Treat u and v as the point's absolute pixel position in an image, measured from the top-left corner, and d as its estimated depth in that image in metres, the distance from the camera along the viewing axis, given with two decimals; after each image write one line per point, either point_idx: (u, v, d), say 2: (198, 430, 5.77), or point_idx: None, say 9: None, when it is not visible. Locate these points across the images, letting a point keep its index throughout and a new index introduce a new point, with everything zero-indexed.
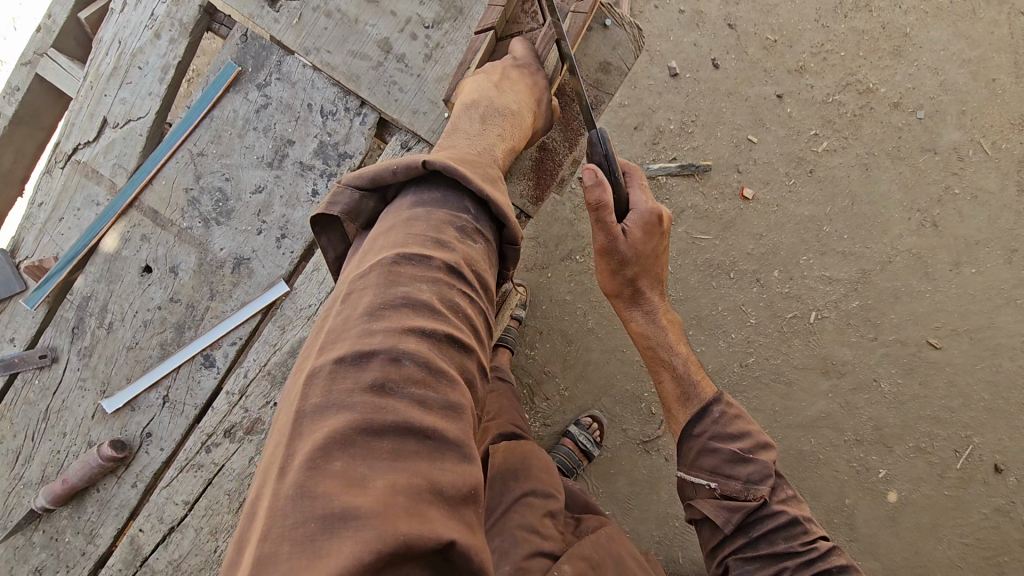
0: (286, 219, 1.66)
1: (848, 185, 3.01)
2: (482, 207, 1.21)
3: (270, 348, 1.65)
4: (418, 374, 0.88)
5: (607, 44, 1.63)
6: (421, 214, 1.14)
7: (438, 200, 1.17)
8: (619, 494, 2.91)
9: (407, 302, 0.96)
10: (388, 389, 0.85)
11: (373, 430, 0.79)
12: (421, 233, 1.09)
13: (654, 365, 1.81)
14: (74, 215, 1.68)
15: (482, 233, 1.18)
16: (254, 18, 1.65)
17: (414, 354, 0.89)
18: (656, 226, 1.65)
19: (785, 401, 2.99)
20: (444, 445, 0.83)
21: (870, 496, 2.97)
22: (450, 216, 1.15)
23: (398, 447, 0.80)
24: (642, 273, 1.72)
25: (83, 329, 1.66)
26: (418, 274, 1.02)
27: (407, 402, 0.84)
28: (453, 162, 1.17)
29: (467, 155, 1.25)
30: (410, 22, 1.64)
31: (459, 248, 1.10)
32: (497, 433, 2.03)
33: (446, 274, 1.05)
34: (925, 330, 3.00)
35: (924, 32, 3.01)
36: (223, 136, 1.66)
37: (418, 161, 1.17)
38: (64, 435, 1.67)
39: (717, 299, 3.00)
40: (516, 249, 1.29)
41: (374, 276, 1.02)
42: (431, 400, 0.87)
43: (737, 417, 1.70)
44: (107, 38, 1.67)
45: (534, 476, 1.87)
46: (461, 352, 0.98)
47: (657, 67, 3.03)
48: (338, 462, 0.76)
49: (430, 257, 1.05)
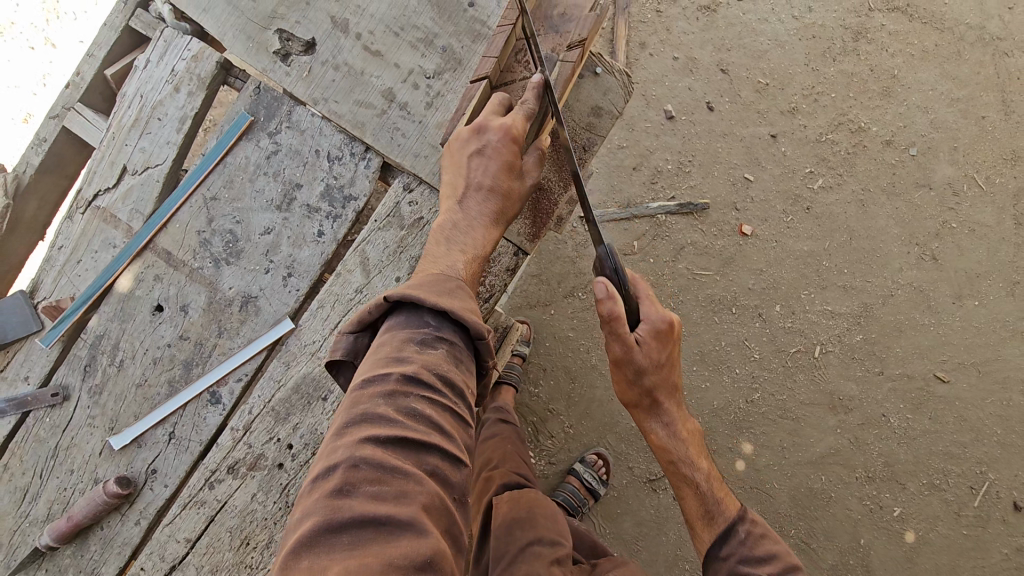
0: (293, 258, 1.73)
1: (846, 220, 3.07)
2: (443, 317, 1.30)
3: (275, 384, 1.70)
4: (374, 473, 1.02)
5: (598, 90, 1.72)
6: (388, 337, 1.27)
7: (401, 323, 1.30)
8: (627, 535, 2.86)
9: (367, 417, 1.11)
10: (346, 492, 1.00)
11: (333, 528, 0.94)
12: (383, 355, 1.22)
13: (675, 479, 1.78)
14: (91, 257, 1.75)
15: (444, 339, 1.28)
16: (267, 72, 1.78)
17: (370, 458, 1.03)
18: (668, 334, 1.66)
19: (793, 438, 2.96)
20: (398, 528, 0.96)
21: (886, 536, 2.90)
22: (410, 334, 1.26)
23: (357, 539, 0.94)
24: (657, 383, 1.68)
25: (95, 367, 1.71)
26: (376, 390, 1.15)
27: (363, 500, 0.99)
28: (409, 289, 1.30)
29: (430, 277, 1.37)
30: (412, 73, 1.75)
31: (418, 357, 1.21)
32: (500, 484, 2.05)
33: (403, 383, 1.16)
34: (932, 364, 3.00)
35: (911, 74, 3.13)
36: (235, 182, 1.75)
37: (381, 295, 1.31)
38: (71, 472, 1.69)
39: (719, 334, 3.02)
40: (487, 341, 1.34)
41: (345, 400, 1.18)
42: (386, 494, 1.00)
43: (762, 537, 1.71)
44: (130, 92, 1.78)
45: (541, 525, 1.86)
46: (420, 448, 1.10)
47: (653, 110, 3.15)
48: (306, 560, 0.91)
49: (388, 373, 1.17)
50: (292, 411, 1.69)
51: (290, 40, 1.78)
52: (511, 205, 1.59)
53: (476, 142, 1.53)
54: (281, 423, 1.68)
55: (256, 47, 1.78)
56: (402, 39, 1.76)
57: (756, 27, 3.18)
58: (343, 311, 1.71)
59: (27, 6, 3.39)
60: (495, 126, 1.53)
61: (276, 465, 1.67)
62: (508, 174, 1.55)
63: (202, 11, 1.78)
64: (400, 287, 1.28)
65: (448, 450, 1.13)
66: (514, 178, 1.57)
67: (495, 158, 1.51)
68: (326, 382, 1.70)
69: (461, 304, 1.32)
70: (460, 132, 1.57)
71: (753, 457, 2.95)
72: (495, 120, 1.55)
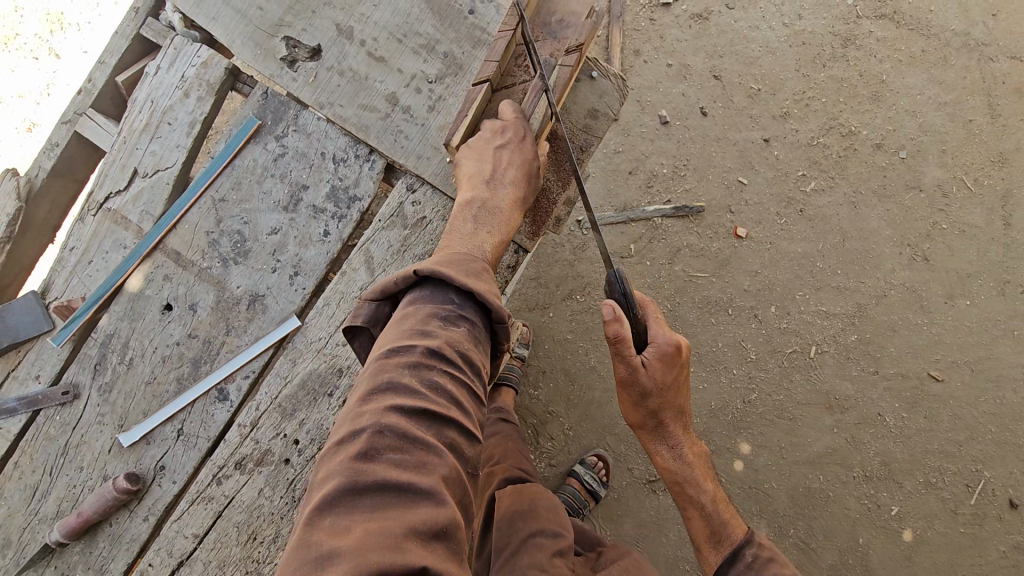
0: (299, 258, 1.77)
1: (838, 222, 3.13)
2: (467, 297, 1.36)
3: (282, 380, 1.73)
4: (397, 442, 1.07)
5: (594, 93, 1.78)
6: (413, 311, 1.32)
7: (426, 298, 1.34)
8: (627, 536, 2.89)
9: (392, 386, 1.16)
10: (370, 456, 1.05)
11: (356, 490, 1.00)
12: (409, 328, 1.27)
13: (683, 501, 1.87)
14: (101, 258, 1.79)
15: (466, 318, 1.33)
16: (274, 78, 1.83)
17: (394, 427, 1.08)
18: (676, 357, 1.69)
19: (791, 437, 3.00)
20: (418, 495, 1.01)
21: (884, 534, 2.93)
22: (435, 309, 1.31)
23: (379, 503, 0.99)
24: (663, 406, 1.75)
25: (105, 366, 1.75)
26: (401, 361, 1.20)
27: (386, 466, 1.04)
28: (438, 266, 1.35)
29: (456, 255, 1.43)
30: (415, 78, 1.81)
31: (442, 333, 1.26)
32: (502, 477, 2.08)
33: (428, 357, 1.22)
34: (925, 362, 3.05)
35: (899, 79, 3.21)
36: (243, 184, 1.80)
37: (411, 269, 1.36)
38: (81, 469, 1.72)
39: (716, 334, 3.07)
40: (506, 324, 1.40)
41: (369, 367, 1.23)
42: (407, 462, 1.05)
43: (771, 560, 1.66)
44: (141, 97, 1.83)
45: (543, 518, 1.89)
46: (440, 421, 1.15)
47: (648, 116, 3.22)
48: (329, 520, 0.96)
49: (414, 345, 1.22)
50: (298, 407, 1.72)
51: (297, 47, 1.83)
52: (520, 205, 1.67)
53: (499, 139, 1.61)
54: (288, 419, 1.72)
55: (264, 54, 1.83)
56: (405, 46, 1.82)
57: (748, 34, 3.25)
58: (348, 308, 1.76)
59: (33, 17, 3.44)
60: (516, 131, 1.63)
61: (283, 460, 1.70)
62: (524, 177, 1.63)
63: (211, 19, 1.84)
64: (431, 262, 1.34)
65: (465, 426, 1.19)
66: (528, 180, 1.65)
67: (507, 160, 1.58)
68: (332, 378, 1.73)
69: (485, 285, 1.39)
70: (478, 133, 1.64)
71: (752, 457, 2.99)
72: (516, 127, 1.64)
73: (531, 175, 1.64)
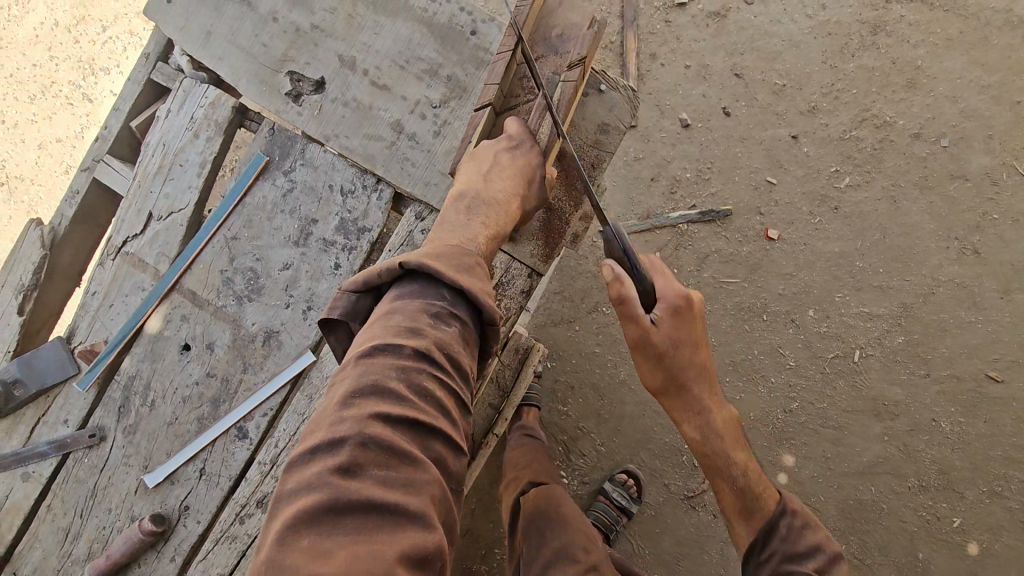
0: (312, 292, 1.76)
1: (877, 219, 2.96)
2: (458, 295, 1.29)
3: (299, 417, 1.71)
4: (382, 455, 1.03)
5: (603, 107, 1.72)
6: (400, 307, 1.25)
7: (416, 293, 1.28)
8: (667, 555, 2.80)
9: (376, 391, 1.10)
10: (352, 471, 0.99)
11: (338, 508, 0.95)
12: (397, 325, 1.20)
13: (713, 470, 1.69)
14: (122, 301, 1.82)
15: (458, 317, 1.27)
16: (280, 113, 1.83)
17: (379, 438, 1.03)
18: (688, 312, 1.56)
19: (838, 447, 2.84)
20: (404, 516, 0.97)
21: (947, 548, 2.76)
22: (425, 306, 1.25)
23: (361, 524, 0.95)
24: (680, 364, 1.59)
25: (129, 408, 1.77)
26: (387, 362, 1.14)
27: (369, 481, 0.99)
28: (428, 259, 1.28)
29: (449, 248, 1.35)
30: (419, 104, 1.79)
31: (431, 333, 1.20)
32: (528, 481, 2.03)
33: (416, 360, 1.16)
34: (982, 363, 2.85)
35: (936, 63, 3.02)
36: (254, 221, 1.80)
37: (398, 263, 1.28)
38: (110, 511, 1.74)
39: (751, 343, 2.93)
40: (497, 325, 1.34)
41: (351, 366, 1.16)
42: (391, 478, 1.01)
43: (805, 527, 1.62)
44: (153, 141, 1.86)
45: (570, 527, 1.80)
46: (427, 432, 1.11)
47: (668, 120, 3.11)
48: (307, 541, 0.91)
49: (402, 347, 1.16)
50: None
51: (301, 81, 1.83)
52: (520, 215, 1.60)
53: (503, 146, 1.57)
54: None
55: (270, 90, 1.84)
56: (408, 72, 1.80)
57: (769, 28, 3.11)
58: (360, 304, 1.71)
59: (66, 65, 3.58)
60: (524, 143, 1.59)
61: None
62: (524, 186, 1.56)
63: (218, 59, 1.86)
64: (419, 255, 1.26)
65: (453, 437, 1.15)
66: (529, 188, 1.57)
67: (506, 167, 1.53)
68: None
69: (480, 284, 1.31)
70: (482, 144, 1.60)
71: (796, 469, 2.85)
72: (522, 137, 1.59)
73: (531, 184, 1.56)
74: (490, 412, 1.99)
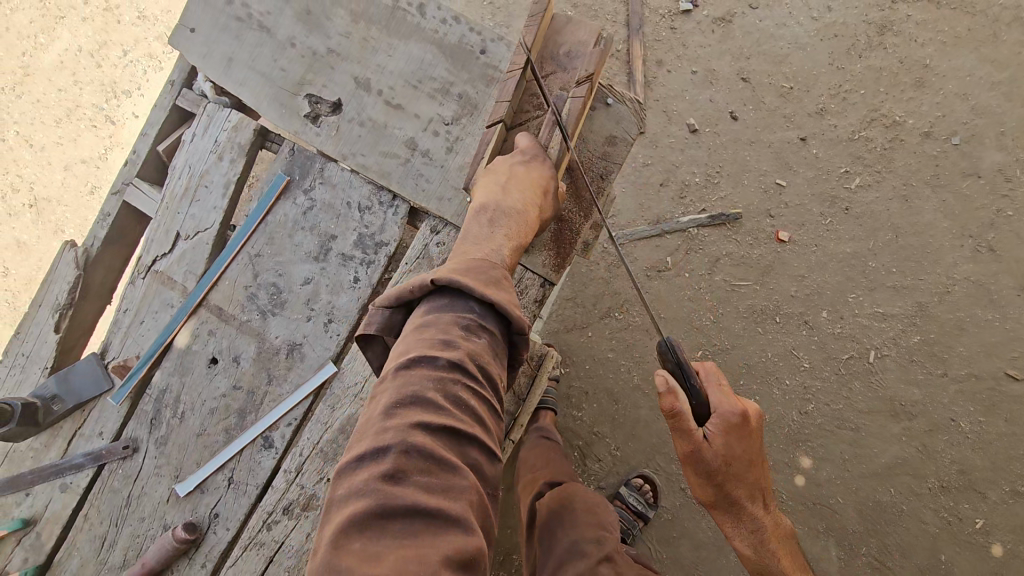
0: (332, 305, 1.82)
1: (889, 218, 2.97)
2: (487, 307, 1.34)
3: (322, 426, 1.77)
4: (424, 462, 1.08)
5: (611, 120, 1.76)
6: (433, 320, 1.31)
7: (446, 306, 1.33)
8: (685, 559, 2.82)
9: (414, 400, 1.16)
10: (396, 477, 1.05)
11: (384, 513, 1.00)
12: (431, 337, 1.26)
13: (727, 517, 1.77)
14: (152, 317, 1.90)
15: (487, 328, 1.32)
16: (299, 133, 1.91)
17: (419, 446, 1.09)
18: (741, 426, 1.63)
19: (855, 449, 2.84)
20: (447, 520, 1.02)
21: (969, 549, 2.74)
22: (456, 318, 1.30)
23: (407, 528, 0.99)
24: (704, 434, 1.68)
25: (160, 420, 1.84)
26: (424, 373, 1.20)
27: (413, 487, 1.04)
28: (457, 274, 1.33)
29: (475, 262, 1.40)
30: (432, 121, 1.85)
31: (464, 344, 1.26)
32: (544, 484, 2.06)
33: (452, 370, 1.21)
34: (1001, 361, 2.84)
35: (944, 62, 3.02)
36: (276, 238, 1.87)
37: (428, 278, 1.34)
38: (143, 519, 1.81)
39: (765, 345, 2.95)
40: (525, 335, 1.39)
41: (389, 377, 1.22)
42: (433, 484, 1.06)
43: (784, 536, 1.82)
44: (179, 164, 1.94)
45: (581, 523, 1.81)
46: (464, 440, 1.16)
47: (676, 125, 3.14)
48: (356, 545, 0.96)
49: (437, 358, 1.21)
50: (340, 452, 1.76)
51: (319, 103, 1.91)
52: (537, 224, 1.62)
53: (520, 161, 1.61)
54: (330, 464, 1.75)
55: (289, 112, 1.91)
56: (420, 91, 1.87)
57: (775, 32, 3.13)
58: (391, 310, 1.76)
59: (90, 89, 3.72)
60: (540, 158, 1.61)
61: None
62: (540, 197, 1.58)
63: (238, 84, 1.94)
64: (448, 271, 1.31)
65: (488, 444, 1.20)
66: (544, 199, 1.60)
67: (522, 179, 1.56)
68: None
69: (506, 295, 1.36)
70: (497, 159, 1.65)
71: (813, 471, 2.85)
72: (538, 154, 1.62)
73: (547, 195, 1.59)
74: (507, 417, 2.03)
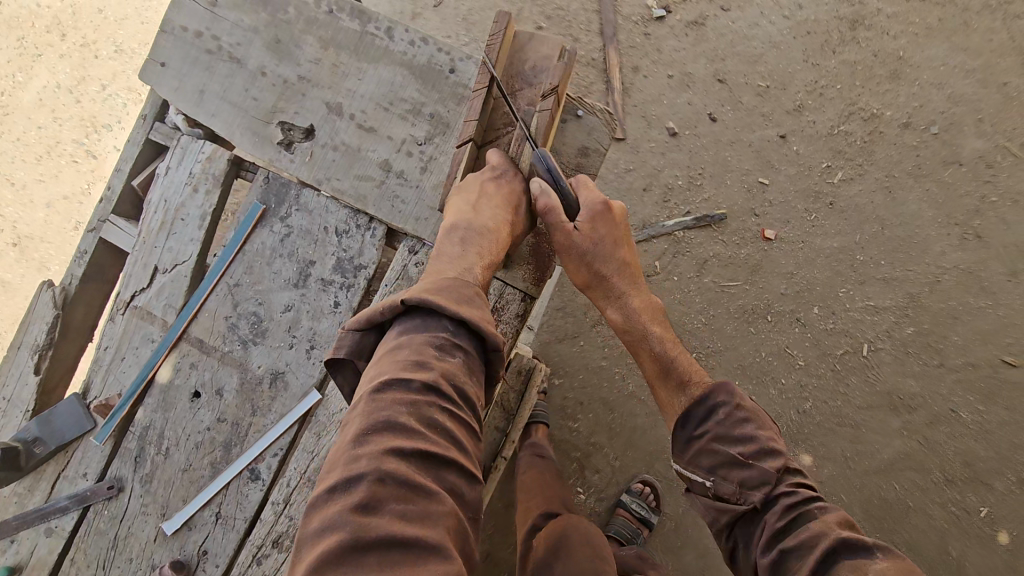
0: (314, 331, 1.81)
1: (874, 211, 2.97)
2: (460, 326, 1.33)
3: (310, 454, 1.76)
4: (399, 489, 1.06)
5: (583, 132, 1.76)
6: (406, 342, 1.28)
7: (419, 326, 1.31)
8: (691, 568, 2.79)
9: (388, 426, 1.14)
10: (372, 506, 1.03)
11: (360, 545, 0.97)
12: (404, 359, 1.24)
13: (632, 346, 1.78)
14: (133, 353, 1.88)
15: (461, 347, 1.31)
16: (274, 162, 1.90)
17: (394, 473, 1.07)
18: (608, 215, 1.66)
19: (855, 445, 2.82)
20: (424, 548, 0.99)
21: (979, 542, 2.72)
22: (429, 339, 1.28)
23: (384, 558, 0.97)
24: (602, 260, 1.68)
25: (144, 458, 1.82)
26: (397, 397, 1.18)
27: (389, 517, 1.02)
28: (427, 294, 1.31)
29: (447, 280, 1.38)
30: (405, 142, 1.85)
31: (439, 364, 1.24)
32: (539, 514, 2.03)
33: (425, 392, 1.20)
34: (996, 349, 2.84)
35: (918, 53, 3.04)
36: (255, 267, 1.85)
37: (399, 300, 1.32)
38: (131, 561, 1.78)
39: (758, 344, 2.93)
40: (500, 352, 1.38)
41: (362, 403, 1.20)
42: (410, 512, 1.04)
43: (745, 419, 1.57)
44: (155, 198, 1.93)
45: (573, 551, 1.76)
46: (440, 463, 1.14)
47: (656, 129, 3.14)
48: None
49: (410, 381, 1.19)
50: None
51: (292, 129, 1.90)
52: (512, 239, 1.63)
53: (491, 179, 1.61)
54: None
55: (262, 141, 1.91)
56: (392, 112, 1.87)
57: (748, 32, 3.15)
58: None
59: (69, 125, 3.71)
60: (509, 174, 1.63)
61: None
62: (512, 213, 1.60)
63: (210, 115, 1.93)
64: (418, 291, 1.30)
65: (465, 466, 1.18)
66: (516, 213, 1.60)
67: (494, 197, 1.57)
68: None
69: (479, 311, 1.35)
70: (468, 176, 1.66)
71: (815, 469, 2.83)
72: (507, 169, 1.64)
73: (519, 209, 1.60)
74: (496, 434, 2.00)
